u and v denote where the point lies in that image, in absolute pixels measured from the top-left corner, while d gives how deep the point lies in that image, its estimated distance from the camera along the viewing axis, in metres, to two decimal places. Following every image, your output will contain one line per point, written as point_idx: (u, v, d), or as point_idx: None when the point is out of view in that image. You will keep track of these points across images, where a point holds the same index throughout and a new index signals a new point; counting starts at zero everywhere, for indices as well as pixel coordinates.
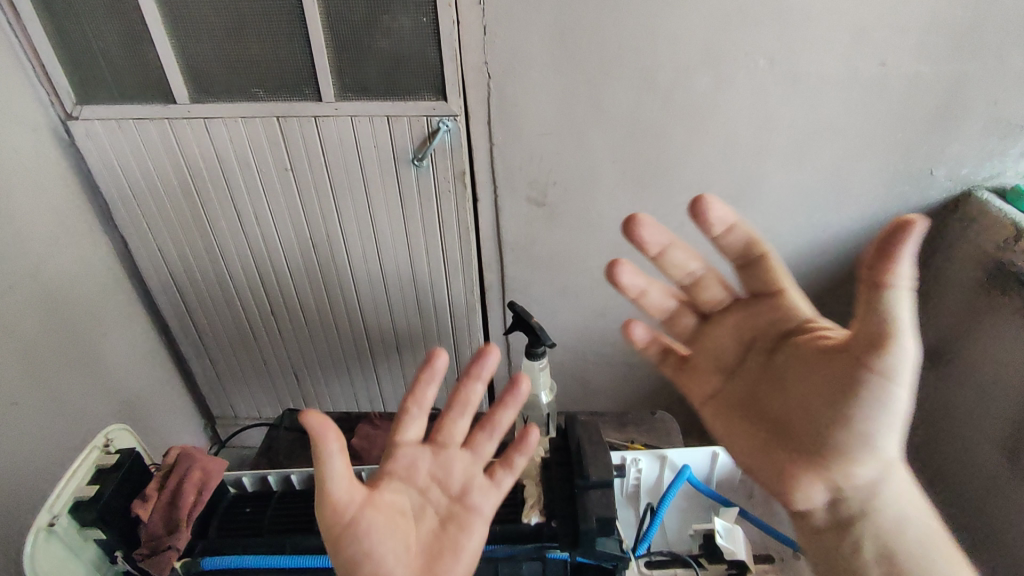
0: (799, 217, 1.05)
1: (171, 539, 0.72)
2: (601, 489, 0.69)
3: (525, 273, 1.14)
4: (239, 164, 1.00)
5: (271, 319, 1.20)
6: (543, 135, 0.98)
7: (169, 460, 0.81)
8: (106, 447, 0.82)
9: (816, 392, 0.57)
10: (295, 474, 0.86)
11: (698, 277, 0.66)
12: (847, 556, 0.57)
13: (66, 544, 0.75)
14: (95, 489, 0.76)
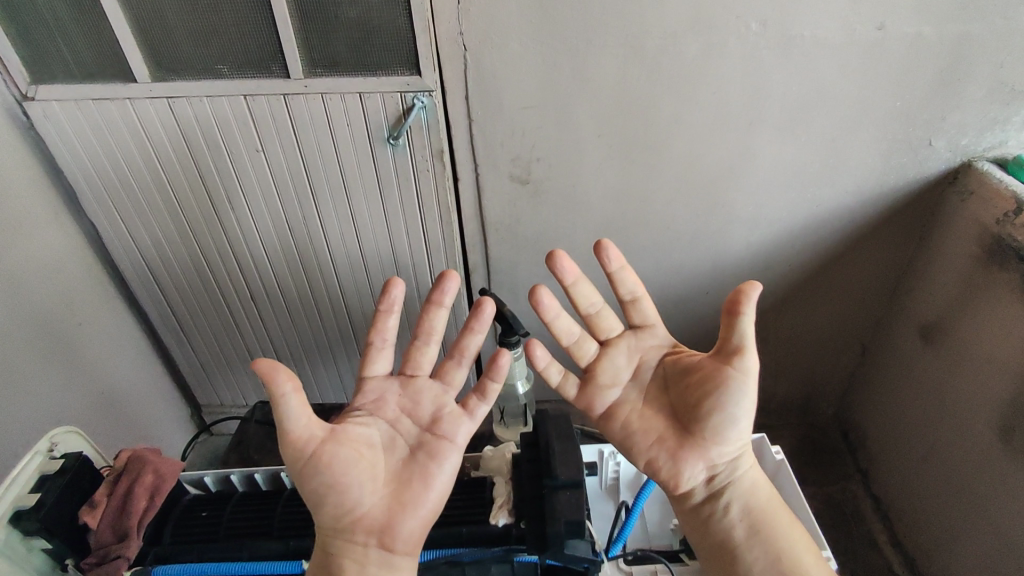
0: (794, 191, 1.01)
1: (120, 548, 0.72)
2: (568, 491, 0.67)
3: (510, 255, 1.11)
4: (207, 146, 0.96)
5: (251, 305, 1.17)
6: (525, 110, 0.93)
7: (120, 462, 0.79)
8: (50, 452, 0.76)
9: (704, 396, 0.70)
10: (258, 472, 0.87)
11: (599, 313, 0.78)
12: (719, 519, 0.72)
13: (11, 557, 0.69)
14: (38, 496, 0.71)
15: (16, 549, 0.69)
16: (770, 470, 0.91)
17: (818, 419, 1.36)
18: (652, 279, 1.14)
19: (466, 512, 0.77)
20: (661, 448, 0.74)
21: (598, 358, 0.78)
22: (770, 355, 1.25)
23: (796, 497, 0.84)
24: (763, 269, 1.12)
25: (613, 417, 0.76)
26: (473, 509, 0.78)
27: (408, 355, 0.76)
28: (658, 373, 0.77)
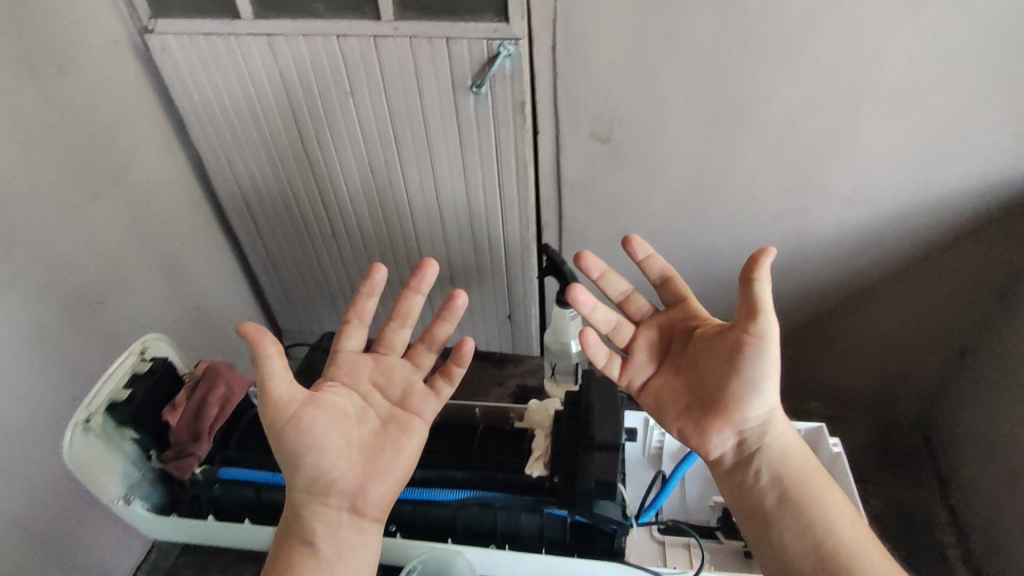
0: (904, 171, 0.91)
1: (193, 448, 0.82)
2: (605, 454, 0.71)
3: (584, 215, 1.09)
4: (301, 85, 1.00)
5: (333, 242, 1.23)
6: (613, 65, 0.89)
7: (200, 371, 0.89)
8: (142, 354, 0.84)
9: (723, 357, 0.68)
10: None
11: (630, 296, 0.81)
12: (750, 486, 0.69)
13: (106, 440, 0.79)
14: (129, 392, 0.80)
15: (112, 434, 0.80)
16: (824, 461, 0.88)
17: (898, 421, 1.26)
18: (729, 254, 1.08)
19: (501, 460, 0.81)
20: (689, 419, 0.72)
21: (634, 340, 0.78)
22: (852, 346, 1.16)
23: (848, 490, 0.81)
24: (856, 255, 1.03)
25: (648, 391, 0.76)
26: (509, 458, 0.81)
27: (382, 335, 0.82)
28: (688, 344, 0.75)
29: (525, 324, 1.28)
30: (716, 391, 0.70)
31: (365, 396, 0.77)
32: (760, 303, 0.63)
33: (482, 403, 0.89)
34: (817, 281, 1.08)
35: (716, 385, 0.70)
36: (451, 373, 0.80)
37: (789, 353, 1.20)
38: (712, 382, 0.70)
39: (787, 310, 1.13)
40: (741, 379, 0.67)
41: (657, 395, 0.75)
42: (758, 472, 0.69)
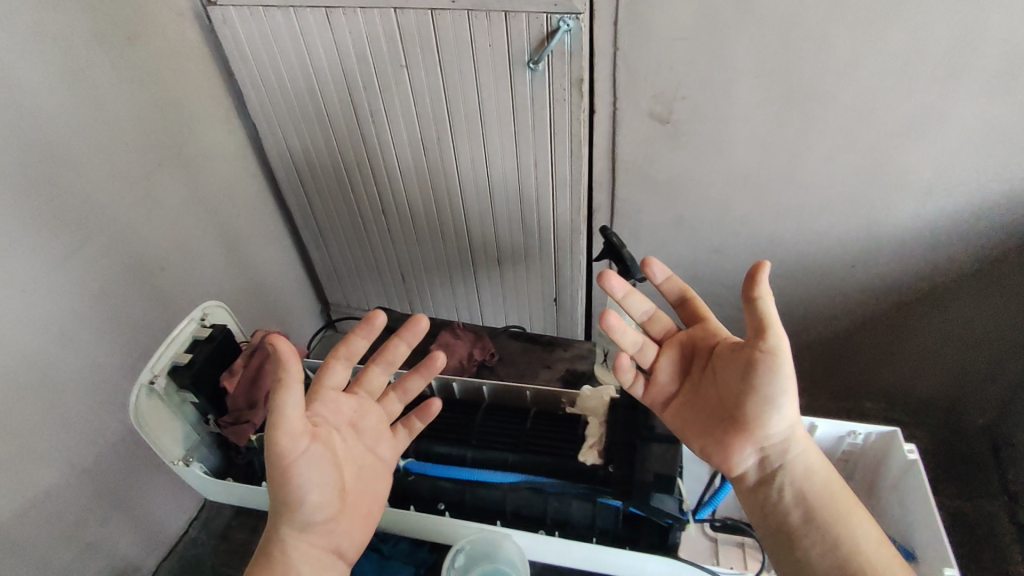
0: (990, 161, 0.85)
1: (249, 415, 0.84)
2: (662, 447, 0.73)
3: (638, 198, 1.05)
4: (357, 58, 0.99)
5: (382, 218, 1.23)
6: (677, 41, 0.85)
7: (256, 340, 0.90)
8: (202, 320, 0.88)
9: (740, 374, 0.64)
10: None
11: (653, 317, 0.73)
12: (774, 504, 0.65)
13: (167, 402, 0.82)
14: (190, 356, 0.83)
15: (172, 396, 0.83)
16: (896, 467, 0.84)
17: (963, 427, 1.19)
18: (791, 243, 1.03)
19: (553, 446, 0.78)
20: (710, 436, 0.68)
21: (657, 362, 0.72)
22: (917, 346, 1.10)
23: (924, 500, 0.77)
24: (930, 249, 0.97)
25: (669, 410, 0.71)
26: (562, 445, 0.78)
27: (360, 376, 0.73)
28: (706, 362, 0.69)
29: (570, 308, 1.26)
30: (735, 408, 0.65)
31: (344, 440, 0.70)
32: (767, 320, 0.60)
33: (534, 385, 0.84)
34: (885, 275, 1.03)
35: (734, 402, 0.65)
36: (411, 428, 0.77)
37: (847, 349, 1.15)
38: (731, 399, 0.65)
39: (849, 304, 1.08)
40: (757, 396, 0.62)
41: (675, 411, 0.71)
42: (781, 490, 0.65)
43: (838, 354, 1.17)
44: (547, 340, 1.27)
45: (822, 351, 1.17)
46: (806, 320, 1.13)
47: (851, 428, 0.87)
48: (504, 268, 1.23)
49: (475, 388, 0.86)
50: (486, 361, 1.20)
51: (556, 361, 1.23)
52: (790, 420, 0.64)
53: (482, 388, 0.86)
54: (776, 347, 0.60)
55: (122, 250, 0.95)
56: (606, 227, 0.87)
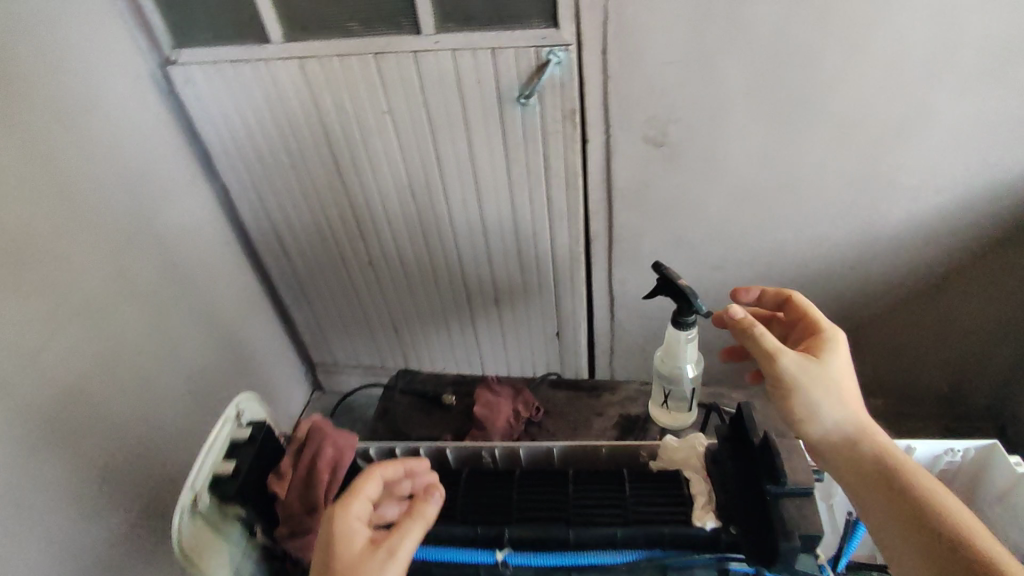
0: (975, 153, 0.88)
1: (313, 524, 0.70)
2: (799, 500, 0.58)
3: (637, 222, 1.04)
4: (335, 108, 0.95)
5: (369, 268, 1.17)
6: (667, 64, 0.85)
7: (304, 432, 0.77)
8: (237, 418, 0.75)
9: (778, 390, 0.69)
10: (423, 447, 0.78)
11: None
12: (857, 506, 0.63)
13: (212, 523, 0.69)
14: (233, 465, 0.70)
15: (215, 514, 0.70)
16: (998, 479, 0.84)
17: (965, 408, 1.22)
18: (791, 251, 1.04)
19: (667, 508, 0.65)
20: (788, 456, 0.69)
21: None
22: (917, 337, 1.13)
23: None
24: (924, 242, 1.00)
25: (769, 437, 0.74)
26: (676, 505, 0.66)
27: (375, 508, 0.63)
28: None
29: (574, 339, 1.22)
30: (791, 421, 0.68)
31: None
32: (753, 336, 0.69)
33: (610, 440, 0.75)
34: (883, 273, 1.04)
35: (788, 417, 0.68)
36: None
37: (852, 348, 1.16)
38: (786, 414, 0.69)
39: (850, 303, 1.10)
40: (826, 384, 0.67)
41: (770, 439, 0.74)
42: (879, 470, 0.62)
43: None
44: (589, 386, 1.09)
45: None
46: None
47: (949, 446, 0.85)
48: (502, 306, 1.19)
49: (544, 450, 0.77)
50: (535, 418, 1.04)
51: (606, 408, 1.04)
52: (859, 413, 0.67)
53: (553, 449, 0.76)
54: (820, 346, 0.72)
55: (92, 337, 0.86)
56: (657, 263, 0.74)
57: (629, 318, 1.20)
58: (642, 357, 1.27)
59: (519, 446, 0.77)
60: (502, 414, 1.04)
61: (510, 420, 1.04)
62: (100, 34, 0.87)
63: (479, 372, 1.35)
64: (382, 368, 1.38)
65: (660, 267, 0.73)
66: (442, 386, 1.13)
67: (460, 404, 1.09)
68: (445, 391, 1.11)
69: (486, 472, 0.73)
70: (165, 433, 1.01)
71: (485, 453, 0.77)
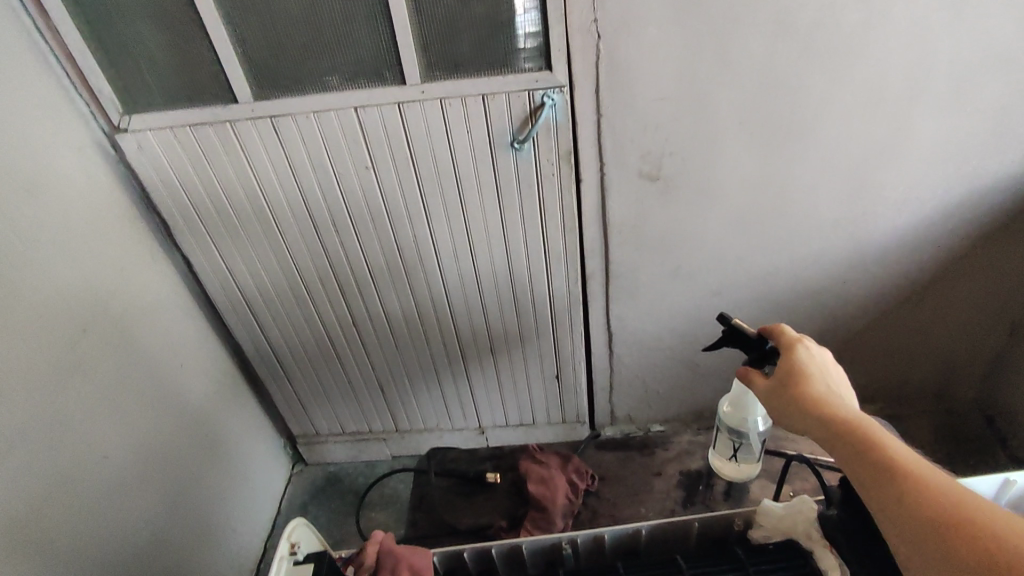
0: (952, 165, 0.91)
1: None
2: None
3: (634, 258, 1.02)
4: (313, 167, 0.88)
5: (353, 331, 1.09)
6: (661, 100, 0.84)
7: (370, 559, 0.69)
8: (294, 556, 0.65)
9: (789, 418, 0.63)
10: (495, 546, 0.74)
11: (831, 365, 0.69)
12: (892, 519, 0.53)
13: None
14: None
15: None
16: None
17: (955, 405, 1.25)
18: (785, 273, 1.05)
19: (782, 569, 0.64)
20: None
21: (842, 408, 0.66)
22: (907, 343, 1.16)
23: None
24: (909, 252, 1.02)
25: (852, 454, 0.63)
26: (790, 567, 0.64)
27: None
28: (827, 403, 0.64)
29: (574, 383, 1.18)
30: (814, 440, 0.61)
31: None
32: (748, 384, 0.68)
33: (700, 513, 0.74)
34: (871, 286, 1.07)
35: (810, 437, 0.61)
36: None
37: (846, 359, 1.18)
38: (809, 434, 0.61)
39: (843, 317, 1.11)
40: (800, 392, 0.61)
41: None
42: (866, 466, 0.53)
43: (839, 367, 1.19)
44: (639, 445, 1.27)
45: None
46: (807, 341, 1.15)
47: None
48: (498, 356, 1.14)
49: (633, 530, 0.75)
50: (591, 489, 1.18)
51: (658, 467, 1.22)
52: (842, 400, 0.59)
53: (642, 530, 0.74)
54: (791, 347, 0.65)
55: (51, 449, 0.74)
56: (724, 314, 0.75)
57: (629, 354, 1.17)
58: (643, 392, 1.24)
59: (604, 530, 0.74)
60: (557, 492, 1.15)
61: (567, 494, 1.16)
62: (39, 105, 0.78)
63: (474, 426, 1.28)
64: (369, 433, 1.29)
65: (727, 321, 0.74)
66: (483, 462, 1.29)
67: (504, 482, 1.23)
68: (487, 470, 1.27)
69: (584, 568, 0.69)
70: (138, 546, 0.88)
71: (565, 543, 0.74)
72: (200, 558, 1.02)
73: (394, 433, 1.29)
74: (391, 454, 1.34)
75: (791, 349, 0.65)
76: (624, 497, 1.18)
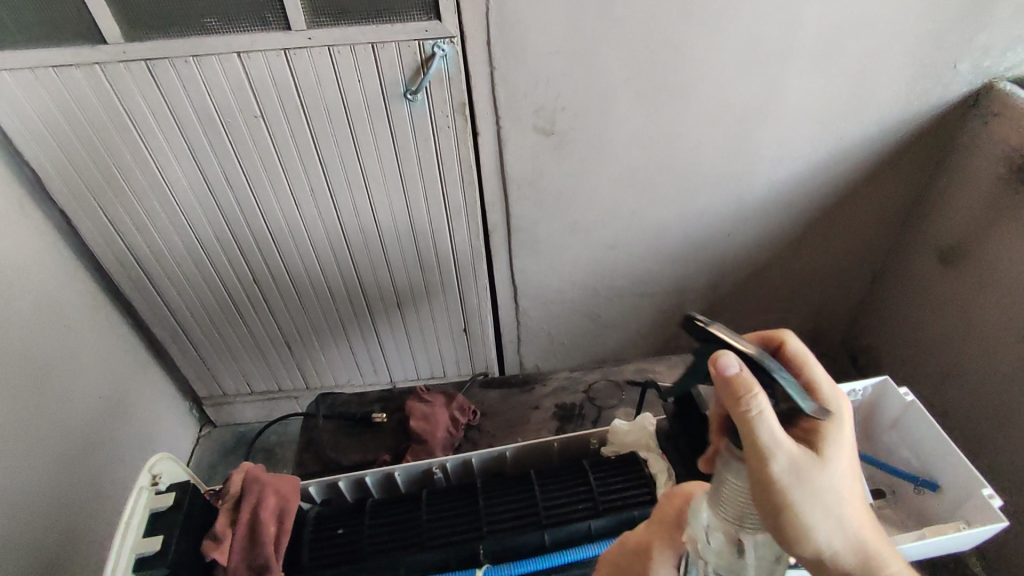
0: (821, 123, 0.99)
1: None
2: None
3: (532, 211, 1.05)
4: (196, 115, 0.84)
5: (254, 288, 1.07)
6: (550, 54, 0.86)
7: (234, 488, 0.71)
8: (155, 486, 0.68)
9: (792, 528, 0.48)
10: (370, 475, 0.78)
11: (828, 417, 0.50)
12: None
13: None
14: (160, 539, 0.63)
15: None
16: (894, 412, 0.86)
17: (826, 347, 1.39)
18: (675, 224, 1.11)
19: (625, 491, 0.71)
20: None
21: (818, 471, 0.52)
22: (786, 290, 1.26)
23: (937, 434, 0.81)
24: (786, 206, 1.11)
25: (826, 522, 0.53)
26: (631, 486, 0.71)
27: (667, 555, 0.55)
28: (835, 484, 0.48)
29: (481, 335, 1.22)
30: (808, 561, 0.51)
31: None
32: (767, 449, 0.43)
33: (560, 435, 0.80)
34: (753, 238, 1.15)
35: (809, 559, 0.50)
36: None
37: (732, 307, 1.27)
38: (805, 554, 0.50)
39: (728, 267, 1.20)
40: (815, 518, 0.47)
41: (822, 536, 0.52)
42: None
43: (727, 314, 1.29)
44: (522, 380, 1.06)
45: (712, 314, 1.28)
46: (698, 290, 1.23)
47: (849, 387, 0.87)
48: (405, 310, 1.15)
49: (497, 455, 0.80)
50: (473, 422, 1.00)
51: (543, 399, 1.04)
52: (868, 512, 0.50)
53: (507, 452, 0.80)
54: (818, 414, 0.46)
55: None
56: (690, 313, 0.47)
57: (533, 305, 1.22)
58: (548, 342, 1.30)
59: (472, 455, 0.79)
60: (441, 424, 0.97)
61: (450, 430, 0.98)
62: None
63: (386, 380, 1.29)
64: (279, 391, 1.28)
65: (692, 337, 0.48)
66: (369, 403, 1.03)
67: (392, 421, 1.01)
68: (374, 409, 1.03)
69: (451, 490, 0.74)
70: (32, 511, 0.85)
71: (436, 468, 0.79)
72: (103, 522, 1.01)
73: (306, 391, 1.29)
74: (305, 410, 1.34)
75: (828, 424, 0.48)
76: (503, 430, 0.99)
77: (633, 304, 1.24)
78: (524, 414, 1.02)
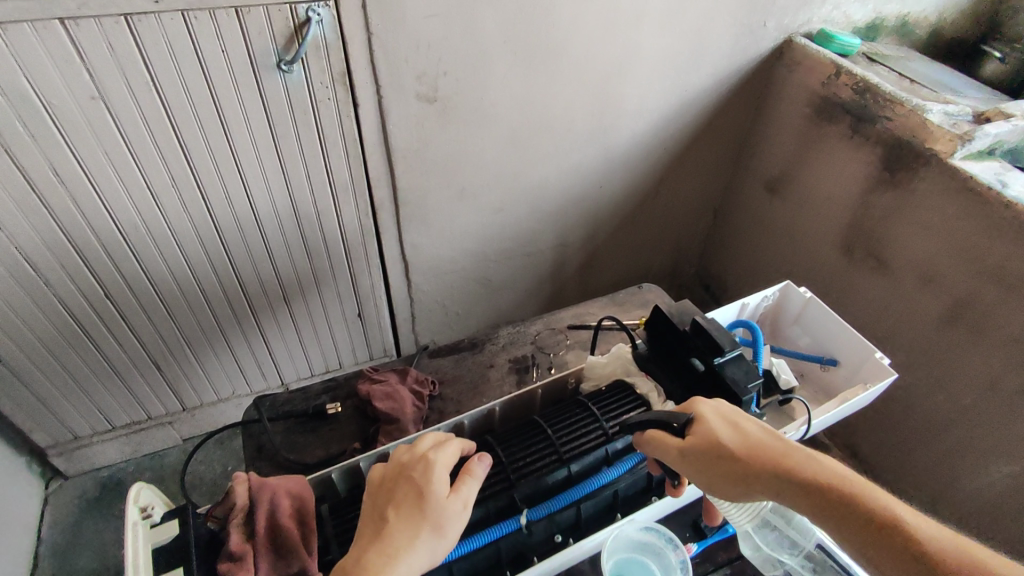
0: (668, 80, 1.11)
1: None
2: (736, 362, 0.63)
3: (420, 183, 1.03)
4: (5, 98, 0.68)
5: (103, 302, 0.91)
6: (430, 17, 0.83)
7: (236, 499, 0.57)
8: (149, 518, 0.54)
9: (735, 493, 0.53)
10: (364, 460, 0.66)
11: (724, 411, 0.56)
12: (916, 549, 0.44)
13: None
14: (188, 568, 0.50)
15: None
16: (795, 312, 0.92)
17: (681, 279, 1.59)
18: (554, 183, 1.17)
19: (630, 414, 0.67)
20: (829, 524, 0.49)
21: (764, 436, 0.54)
22: (649, 234, 1.40)
23: (827, 323, 0.87)
24: (645, 157, 1.22)
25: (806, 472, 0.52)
26: (633, 405, 0.67)
27: (431, 451, 0.57)
28: (735, 448, 0.53)
29: (377, 317, 1.18)
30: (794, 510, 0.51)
31: (428, 494, 0.53)
32: (652, 450, 0.58)
33: (542, 381, 0.75)
34: (620, 190, 1.26)
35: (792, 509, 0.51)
36: (439, 507, 0.53)
37: (608, 256, 1.38)
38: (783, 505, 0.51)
39: (602, 219, 1.29)
40: (733, 477, 0.52)
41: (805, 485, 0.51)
42: (879, 537, 0.45)
43: (604, 261, 1.39)
44: (468, 342, 0.93)
45: (591, 265, 1.38)
46: (578, 242, 1.31)
47: (765, 292, 0.90)
48: (292, 304, 1.07)
49: (486, 412, 0.72)
50: (435, 393, 0.85)
51: (495, 357, 0.91)
52: (791, 454, 0.51)
53: (495, 408, 0.72)
54: (679, 420, 0.56)
55: None
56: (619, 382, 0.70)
57: (426, 280, 1.20)
58: (444, 314, 1.29)
59: (461, 418, 0.70)
60: (407, 399, 0.81)
61: (415, 403, 0.83)
62: None
63: (276, 383, 1.20)
64: (148, 420, 1.13)
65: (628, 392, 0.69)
66: (314, 397, 0.85)
67: (348, 408, 0.85)
68: (322, 400, 0.85)
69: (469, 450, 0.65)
70: None
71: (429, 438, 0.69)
72: None
73: (181, 414, 1.15)
74: (184, 437, 1.21)
75: (701, 416, 0.56)
76: (466, 397, 0.86)
77: (522, 264, 1.28)
78: (482, 375, 0.89)
